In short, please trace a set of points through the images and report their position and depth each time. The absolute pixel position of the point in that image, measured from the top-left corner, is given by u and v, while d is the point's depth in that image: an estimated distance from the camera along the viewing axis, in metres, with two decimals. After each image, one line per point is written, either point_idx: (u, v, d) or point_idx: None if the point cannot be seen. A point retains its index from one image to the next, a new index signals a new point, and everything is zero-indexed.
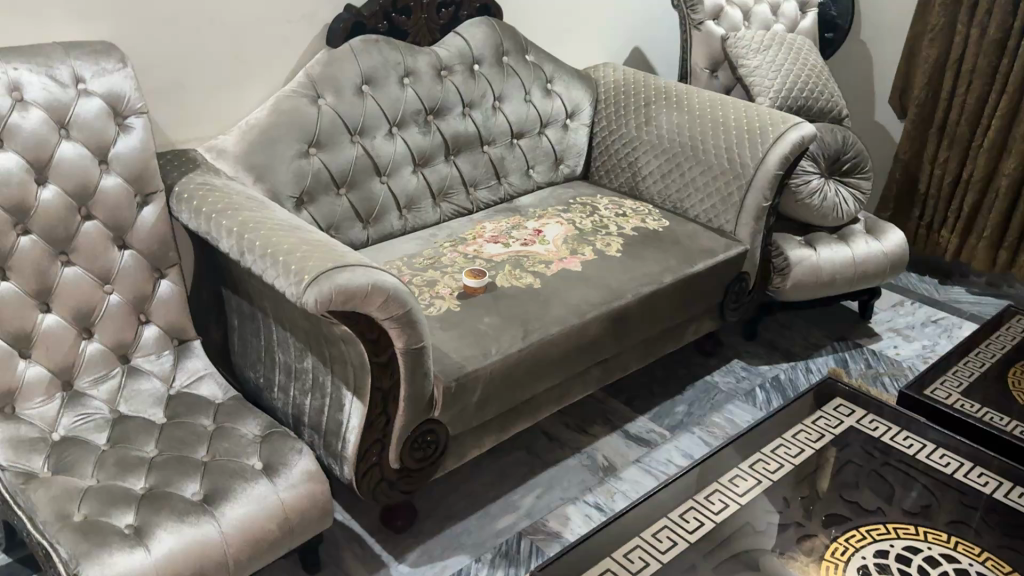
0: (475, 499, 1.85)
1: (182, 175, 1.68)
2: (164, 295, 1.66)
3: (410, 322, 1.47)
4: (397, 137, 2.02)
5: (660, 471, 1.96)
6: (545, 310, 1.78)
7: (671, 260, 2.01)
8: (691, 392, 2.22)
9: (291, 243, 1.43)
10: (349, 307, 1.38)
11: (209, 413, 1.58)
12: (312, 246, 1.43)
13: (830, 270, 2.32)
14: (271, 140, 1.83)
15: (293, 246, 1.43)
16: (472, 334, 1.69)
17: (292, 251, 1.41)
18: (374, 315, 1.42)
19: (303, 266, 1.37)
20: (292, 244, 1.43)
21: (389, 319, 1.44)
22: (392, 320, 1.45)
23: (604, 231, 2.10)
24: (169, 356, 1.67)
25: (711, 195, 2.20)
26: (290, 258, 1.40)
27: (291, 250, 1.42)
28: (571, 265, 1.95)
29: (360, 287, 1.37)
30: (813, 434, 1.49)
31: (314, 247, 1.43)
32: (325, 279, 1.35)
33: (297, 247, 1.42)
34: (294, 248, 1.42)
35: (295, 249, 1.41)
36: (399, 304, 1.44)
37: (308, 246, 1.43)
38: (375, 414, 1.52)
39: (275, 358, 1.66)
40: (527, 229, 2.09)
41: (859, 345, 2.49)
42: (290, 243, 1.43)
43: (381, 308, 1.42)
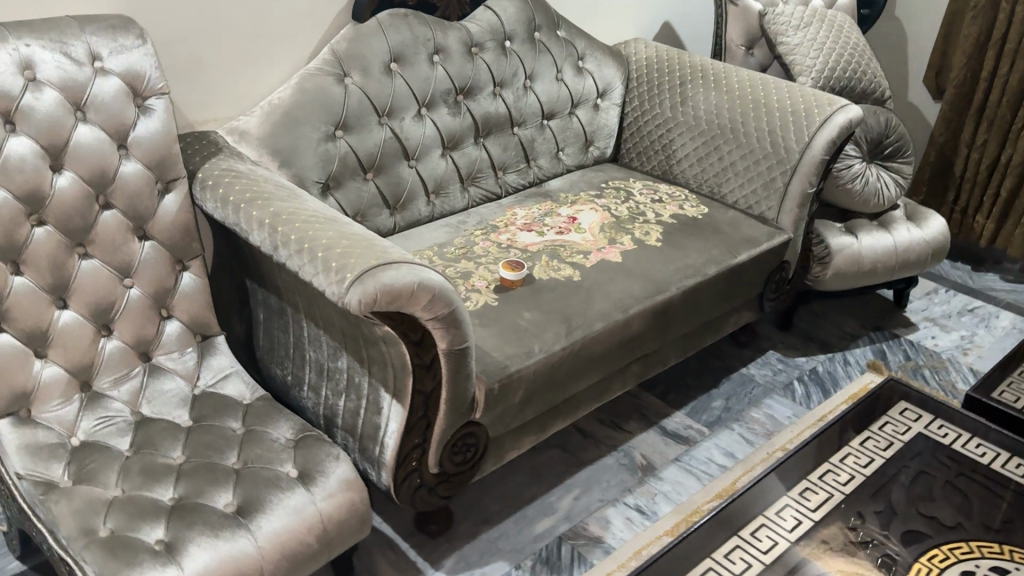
0: (511, 500, 1.76)
1: (205, 160, 1.57)
2: (187, 289, 1.56)
3: (455, 321, 1.38)
4: (426, 119, 1.91)
5: (701, 471, 1.88)
6: (587, 304, 1.69)
7: (713, 250, 1.92)
8: (727, 386, 2.14)
9: (328, 238, 1.34)
10: (393, 308, 1.28)
11: (237, 416, 1.49)
12: (352, 242, 1.33)
13: (871, 259, 2.24)
14: (296, 121, 1.72)
15: (331, 241, 1.33)
16: (513, 330, 1.60)
17: (331, 247, 1.32)
18: (419, 315, 1.33)
19: (344, 263, 1.28)
20: (330, 240, 1.33)
21: (434, 319, 1.35)
22: (437, 320, 1.35)
23: (642, 219, 2.00)
24: (192, 353, 1.57)
25: (752, 181, 2.10)
26: (328, 255, 1.30)
27: (329, 245, 1.32)
28: (612, 255, 1.85)
29: (406, 286, 1.28)
30: (882, 441, 1.41)
31: (354, 243, 1.33)
32: (369, 278, 1.26)
33: (336, 242, 1.33)
34: (333, 244, 1.32)
35: (334, 245, 1.32)
36: (444, 303, 1.35)
37: (348, 242, 1.33)
38: (416, 419, 1.43)
39: (305, 356, 1.56)
40: (561, 216, 1.99)
41: (895, 335, 2.41)
42: (328, 238, 1.34)
43: (427, 308, 1.33)
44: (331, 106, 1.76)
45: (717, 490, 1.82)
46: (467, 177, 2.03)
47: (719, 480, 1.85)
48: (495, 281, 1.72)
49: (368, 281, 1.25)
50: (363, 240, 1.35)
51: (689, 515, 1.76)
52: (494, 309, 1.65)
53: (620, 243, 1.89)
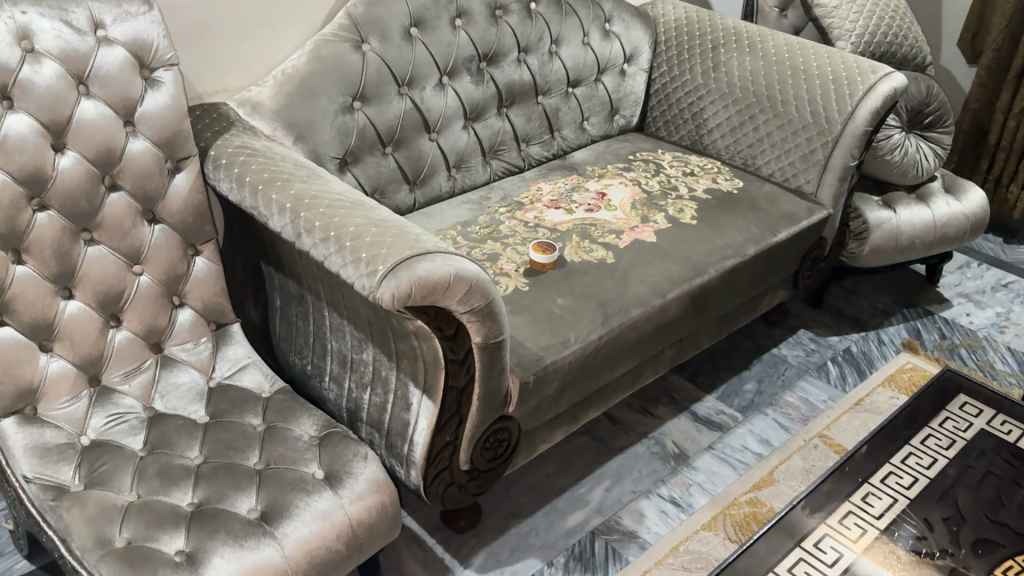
0: (540, 492, 1.69)
1: (217, 137, 1.46)
2: (200, 274, 1.46)
3: (492, 313, 1.29)
4: (448, 88, 1.80)
5: (736, 460, 1.81)
6: (623, 288, 1.60)
7: (751, 228, 1.82)
8: (759, 368, 2.06)
9: (355, 226, 1.24)
10: (428, 302, 1.19)
11: (257, 411, 1.39)
12: (381, 230, 1.24)
13: (909, 234, 2.15)
14: (312, 93, 1.61)
15: (359, 229, 1.23)
16: (547, 318, 1.51)
17: (359, 235, 1.22)
18: (454, 309, 1.24)
19: (374, 255, 1.18)
20: (358, 227, 1.24)
21: (469, 312, 1.26)
22: (473, 314, 1.26)
23: (675, 195, 1.89)
24: (207, 343, 1.47)
25: (789, 153, 2.00)
26: (357, 246, 1.20)
27: (357, 234, 1.22)
28: (645, 234, 1.75)
29: (442, 278, 1.19)
30: (942, 439, 1.33)
31: (384, 231, 1.23)
32: (402, 270, 1.16)
33: (364, 230, 1.23)
34: (361, 232, 1.23)
35: (362, 233, 1.22)
36: (481, 295, 1.25)
37: (376, 230, 1.23)
38: (448, 416, 1.34)
39: (326, 346, 1.47)
40: (590, 192, 1.89)
41: (929, 312, 2.32)
42: (355, 226, 1.24)
43: (462, 301, 1.23)
44: (348, 76, 1.65)
45: (753, 481, 1.75)
46: (490, 150, 1.92)
47: (755, 470, 1.78)
48: (524, 263, 1.63)
49: (401, 274, 1.16)
50: (393, 227, 1.25)
51: (726, 507, 1.69)
52: (526, 295, 1.56)
53: (654, 221, 1.79)
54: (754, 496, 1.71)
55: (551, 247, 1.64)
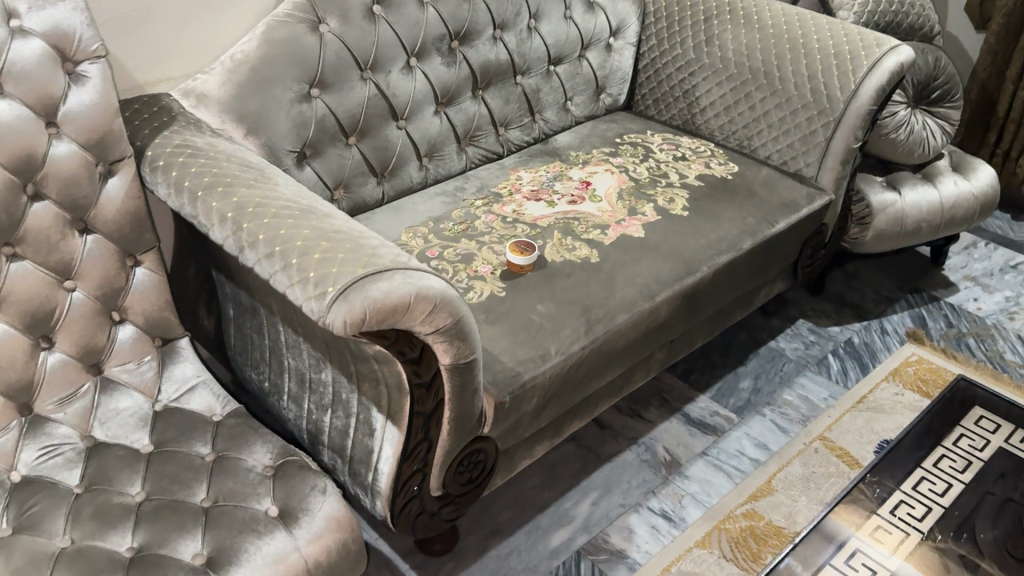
0: (522, 508, 1.58)
1: (155, 134, 1.32)
2: (140, 287, 1.33)
3: (461, 332, 1.16)
4: (417, 71, 1.65)
5: (732, 467, 1.69)
6: (608, 291, 1.47)
7: (747, 218, 1.69)
8: (755, 363, 1.95)
9: (305, 238, 1.10)
10: (386, 324, 1.06)
11: (205, 437, 1.28)
12: (333, 242, 1.10)
13: (915, 218, 2.02)
14: (264, 81, 1.46)
15: (308, 242, 1.10)
16: (524, 327, 1.38)
17: (308, 250, 1.09)
18: (417, 329, 1.11)
19: (324, 273, 1.05)
20: (307, 240, 1.10)
21: (435, 332, 1.13)
22: (439, 333, 1.13)
23: (665, 183, 1.76)
24: (152, 362, 1.35)
25: (787, 135, 1.86)
26: (305, 262, 1.07)
27: (306, 248, 1.09)
28: (633, 228, 1.61)
29: (401, 298, 1.05)
30: (958, 460, 1.22)
31: (337, 244, 1.10)
32: (355, 291, 1.03)
33: (314, 243, 1.09)
34: (310, 246, 1.09)
35: (311, 247, 1.09)
36: (447, 312, 1.12)
37: (328, 242, 1.10)
38: (415, 443, 1.22)
39: (283, 362, 1.35)
40: (573, 181, 1.75)
41: (935, 298, 2.20)
42: (304, 238, 1.10)
43: (426, 321, 1.10)
44: (305, 60, 1.49)
45: (750, 490, 1.64)
46: (465, 136, 1.78)
47: (752, 478, 1.66)
48: (501, 265, 1.50)
49: (354, 296, 1.02)
50: (347, 239, 1.11)
51: (721, 520, 1.58)
52: (501, 302, 1.43)
53: (642, 213, 1.66)
54: (751, 508, 1.60)
55: (530, 246, 1.51)
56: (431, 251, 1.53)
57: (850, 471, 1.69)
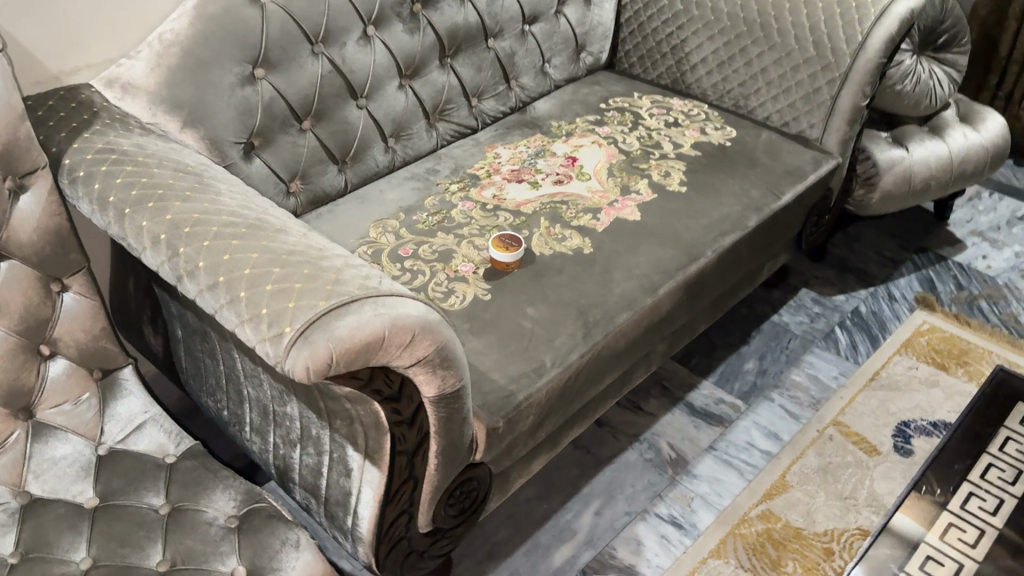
0: (519, 524, 1.44)
1: (74, 138, 1.13)
2: (71, 316, 1.15)
3: (445, 357, 1.00)
4: (376, 42, 1.45)
5: (742, 462, 1.56)
6: (605, 288, 1.31)
7: (751, 191, 1.53)
8: (759, 341, 1.81)
9: (254, 262, 0.93)
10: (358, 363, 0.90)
11: (159, 486, 1.11)
12: (289, 265, 0.93)
13: (923, 176, 1.87)
14: (199, 63, 1.26)
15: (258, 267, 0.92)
16: (515, 337, 1.22)
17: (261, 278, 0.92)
18: (396, 361, 0.94)
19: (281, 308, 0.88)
20: (258, 264, 0.93)
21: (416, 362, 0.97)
22: (420, 363, 0.97)
23: (658, 155, 1.59)
24: (90, 400, 1.18)
25: (789, 93, 1.69)
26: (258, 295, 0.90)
27: (257, 276, 0.91)
28: (628, 211, 1.45)
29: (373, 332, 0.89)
30: (1006, 470, 1.10)
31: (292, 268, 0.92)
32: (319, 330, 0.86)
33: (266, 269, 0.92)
34: (261, 272, 0.92)
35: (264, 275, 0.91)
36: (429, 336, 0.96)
37: (282, 267, 0.92)
38: (399, 483, 1.07)
39: (243, 391, 1.18)
40: (557, 157, 1.58)
41: (942, 257, 2.07)
42: (254, 262, 0.93)
43: (404, 352, 0.94)
44: (246, 36, 1.29)
45: (764, 489, 1.51)
46: (434, 111, 1.59)
47: (765, 474, 1.54)
48: (483, 262, 1.34)
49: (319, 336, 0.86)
50: (304, 260, 0.94)
51: (735, 525, 1.45)
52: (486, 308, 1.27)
53: (637, 191, 1.49)
54: (767, 509, 1.48)
55: (515, 240, 1.34)
56: (404, 249, 1.36)
57: (868, 459, 1.57)
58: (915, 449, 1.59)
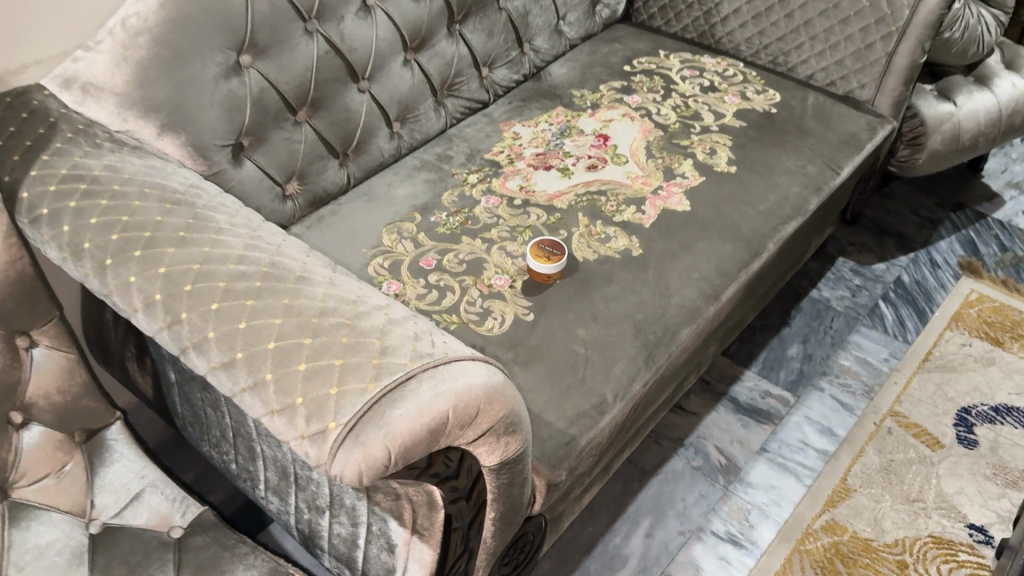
0: (565, 553, 1.30)
1: (30, 162, 0.92)
2: (46, 374, 0.96)
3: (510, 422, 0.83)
4: (377, 12, 1.23)
5: (798, 465, 1.43)
6: (663, 298, 1.14)
7: (806, 168, 1.36)
8: (800, 322, 1.67)
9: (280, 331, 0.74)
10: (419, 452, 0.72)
11: (167, 571, 0.93)
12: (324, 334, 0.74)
13: (972, 133, 1.72)
14: (176, 54, 1.04)
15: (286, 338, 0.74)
16: (568, 366, 1.06)
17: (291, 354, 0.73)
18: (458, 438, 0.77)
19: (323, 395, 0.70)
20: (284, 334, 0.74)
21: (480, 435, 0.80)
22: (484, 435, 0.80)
23: (699, 128, 1.41)
24: (74, 469, 1.00)
25: (836, 49, 1.50)
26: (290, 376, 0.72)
27: (285, 351, 0.73)
28: (676, 200, 1.27)
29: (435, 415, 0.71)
30: None
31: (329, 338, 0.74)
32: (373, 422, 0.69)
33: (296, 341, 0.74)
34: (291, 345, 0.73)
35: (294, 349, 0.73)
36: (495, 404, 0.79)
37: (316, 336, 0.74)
38: (454, 559, 0.91)
39: (256, 448, 1.01)
40: (586, 135, 1.39)
41: (981, 215, 1.93)
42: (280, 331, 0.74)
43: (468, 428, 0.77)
44: (227, 19, 1.07)
45: (825, 495, 1.38)
46: (442, 86, 1.39)
47: (824, 478, 1.41)
48: (519, 272, 1.16)
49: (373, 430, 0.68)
50: (342, 325, 0.76)
51: (800, 540, 1.32)
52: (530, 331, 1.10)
53: (682, 175, 1.32)
54: (831, 520, 1.35)
55: (555, 246, 1.16)
56: (427, 260, 1.18)
57: (931, 454, 1.45)
58: (979, 439, 1.47)
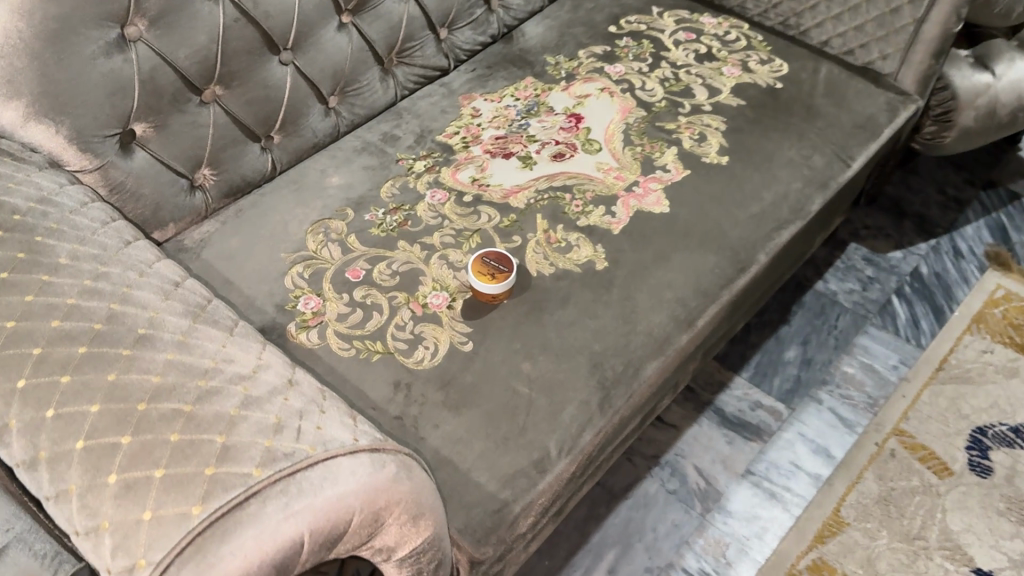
0: None
1: None
2: None
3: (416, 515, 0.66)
4: None
5: (785, 492, 1.28)
6: (627, 324, 0.97)
7: (811, 160, 1.16)
8: (801, 319, 1.49)
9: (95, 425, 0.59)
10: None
11: None
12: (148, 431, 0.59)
13: (1012, 106, 1.48)
14: (47, 31, 0.86)
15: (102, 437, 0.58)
16: (507, 411, 0.90)
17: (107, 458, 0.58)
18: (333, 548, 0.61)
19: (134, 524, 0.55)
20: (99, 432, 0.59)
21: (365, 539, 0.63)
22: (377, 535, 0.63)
23: (688, 108, 1.21)
24: None
25: (855, 13, 1.28)
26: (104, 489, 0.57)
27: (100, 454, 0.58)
28: (653, 199, 1.09)
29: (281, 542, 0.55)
30: None
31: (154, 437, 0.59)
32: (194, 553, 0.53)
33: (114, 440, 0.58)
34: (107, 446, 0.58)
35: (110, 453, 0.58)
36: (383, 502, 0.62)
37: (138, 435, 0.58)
38: None
39: None
40: (556, 115, 1.20)
41: (1015, 196, 1.72)
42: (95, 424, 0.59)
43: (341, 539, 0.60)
44: None
45: (814, 529, 1.23)
46: (390, 53, 1.20)
47: (814, 509, 1.25)
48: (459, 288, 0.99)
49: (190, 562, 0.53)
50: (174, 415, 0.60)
51: None
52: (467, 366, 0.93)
53: (663, 168, 1.13)
54: (819, 559, 1.20)
55: (504, 260, 0.98)
56: (354, 271, 1.01)
57: (939, 483, 1.29)
58: (994, 467, 1.31)
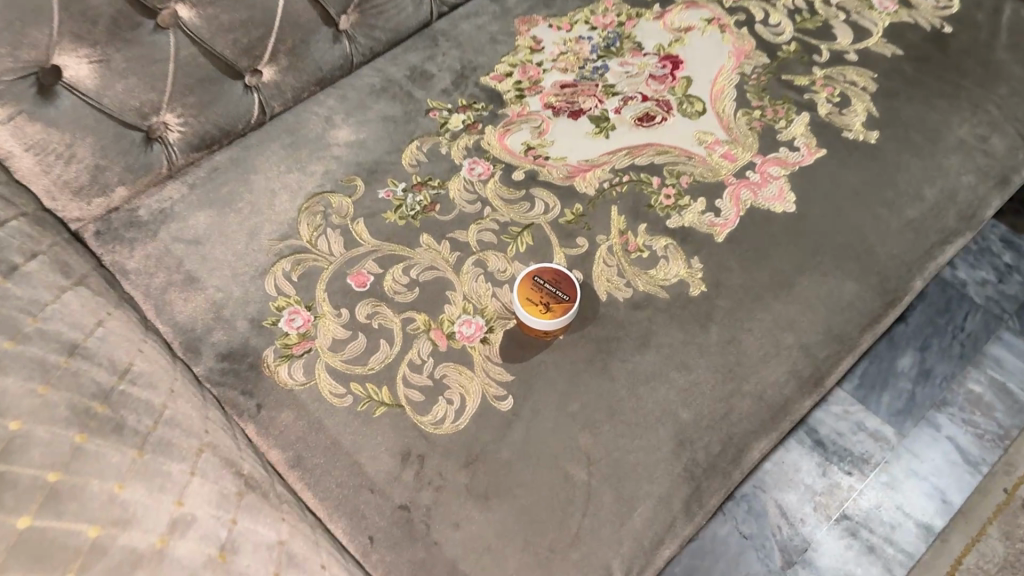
0: None
1: None
2: None
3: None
4: None
5: (887, 545, 1.03)
6: (728, 382, 0.70)
7: (990, 143, 0.85)
8: (919, 316, 1.20)
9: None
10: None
11: None
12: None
13: None
14: None
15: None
16: (556, 508, 0.64)
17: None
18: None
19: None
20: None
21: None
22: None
23: (826, 56, 0.89)
24: None
25: None
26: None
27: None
28: (774, 191, 0.80)
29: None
30: None
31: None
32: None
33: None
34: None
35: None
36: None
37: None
38: None
39: None
40: (646, 56, 0.88)
41: None
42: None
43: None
44: None
45: None
46: None
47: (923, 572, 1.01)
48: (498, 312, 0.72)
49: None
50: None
51: None
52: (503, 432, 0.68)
53: (789, 146, 0.82)
54: None
55: (564, 282, 0.71)
56: (358, 278, 0.74)
57: None
58: None
